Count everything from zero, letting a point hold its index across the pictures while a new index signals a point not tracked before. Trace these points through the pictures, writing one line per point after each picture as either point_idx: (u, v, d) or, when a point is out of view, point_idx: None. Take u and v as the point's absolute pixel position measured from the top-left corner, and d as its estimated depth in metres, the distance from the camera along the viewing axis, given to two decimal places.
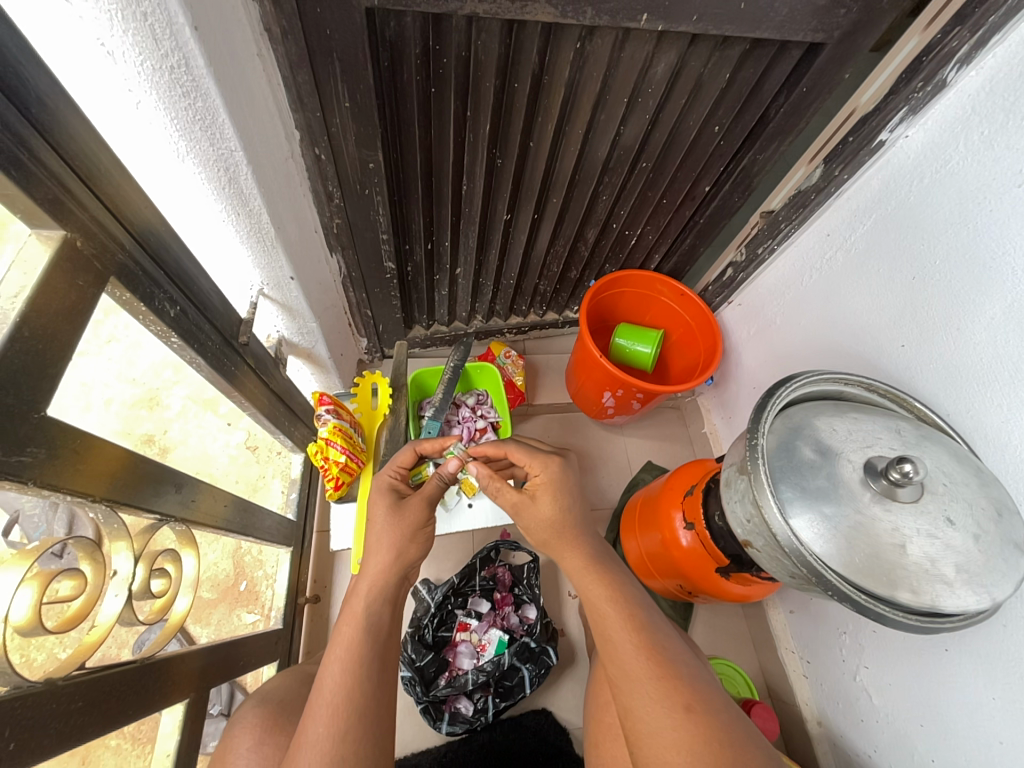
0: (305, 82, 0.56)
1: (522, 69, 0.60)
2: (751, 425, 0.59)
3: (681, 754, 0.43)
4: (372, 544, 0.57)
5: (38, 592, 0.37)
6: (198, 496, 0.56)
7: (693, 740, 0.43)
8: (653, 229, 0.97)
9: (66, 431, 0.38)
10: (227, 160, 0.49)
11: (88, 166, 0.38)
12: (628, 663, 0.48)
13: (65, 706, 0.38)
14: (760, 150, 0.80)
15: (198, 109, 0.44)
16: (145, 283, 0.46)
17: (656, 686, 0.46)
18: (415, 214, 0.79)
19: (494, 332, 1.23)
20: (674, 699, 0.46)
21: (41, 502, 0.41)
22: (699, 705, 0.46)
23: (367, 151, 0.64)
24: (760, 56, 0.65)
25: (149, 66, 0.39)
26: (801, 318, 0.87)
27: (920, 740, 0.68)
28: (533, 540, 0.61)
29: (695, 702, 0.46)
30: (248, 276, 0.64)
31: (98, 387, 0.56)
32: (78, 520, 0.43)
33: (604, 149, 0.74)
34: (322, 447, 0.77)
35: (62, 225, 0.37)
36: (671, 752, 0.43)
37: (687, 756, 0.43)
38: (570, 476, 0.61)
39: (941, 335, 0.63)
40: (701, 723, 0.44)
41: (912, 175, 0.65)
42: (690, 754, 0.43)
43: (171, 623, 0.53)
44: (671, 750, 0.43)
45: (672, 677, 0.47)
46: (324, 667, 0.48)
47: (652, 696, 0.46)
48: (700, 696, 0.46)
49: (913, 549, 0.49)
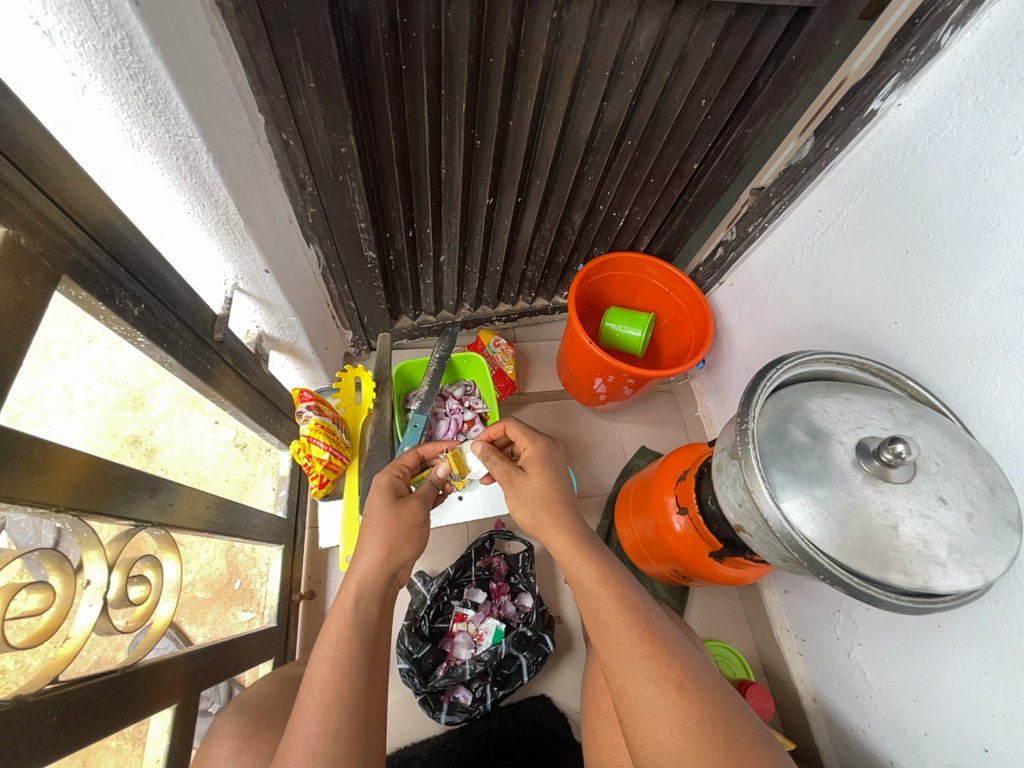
0: (266, 62, 0.52)
1: (497, 43, 0.57)
2: (741, 409, 0.58)
3: (676, 732, 0.43)
4: (365, 538, 0.57)
5: (3, 607, 0.36)
6: (177, 500, 0.55)
7: (685, 716, 0.43)
8: (641, 210, 0.94)
9: (22, 440, 0.36)
10: (186, 148, 0.47)
11: (29, 156, 0.36)
12: (622, 644, 0.48)
13: (37, 723, 0.37)
14: (749, 124, 0.78)
15: (149, 93, 0.41)
16: (103, 281, 0.44)
17: (649, 665, 0.46)
18: (394, 200, 0.77)
19: (483, 320, 1.21)
20: (667, 677, 0.45)
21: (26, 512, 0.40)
22: (690, 681, 0.45)
23: (338, 135, 0.61)
24: (746, 23, 0.62)
25: (90, 46, 0.36)
26: (794, 298, 0.85)
27: (914, 715, 0.69)
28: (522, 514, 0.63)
29: (686, 679, 0.45)
30: (220, 270, 0.62)
31: (80, 389, 0.55)
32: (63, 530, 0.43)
33: (587, 127, 0.71)
34: (306, 445, 0.75)
35: (3, 221, 0.34)
36: (665, 730, 0.43)
37: (680, 734, 0.42)
38: (555, 456, 0.67)
39: (934, 312, 0.62)
40: (693, 700, 0.44)
41: (904, 146, 0.63)
42: (683, 731, 0.43)
43: (155, 629, 0.52)
44: (665, 728, 0.43)
45: (664, 656, 0.47)
46: (311, 668, 0.46)
47: (647, 675, 0.46)
48: (691, 673, 0.46)
49: (906, 531, 0.49)
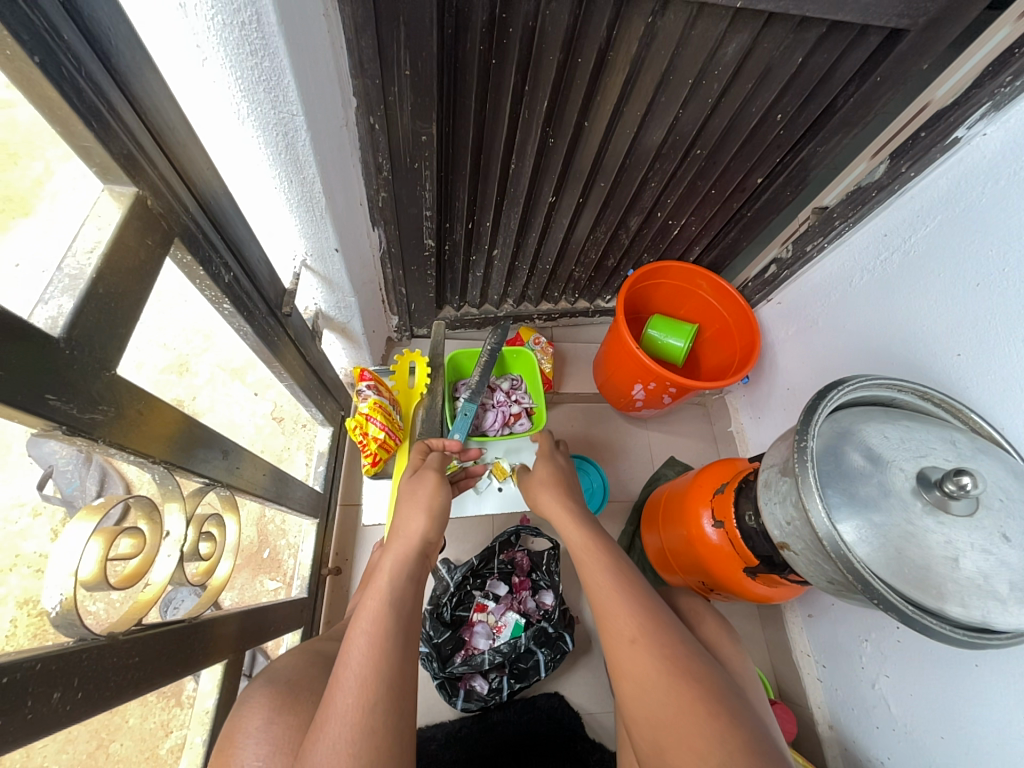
0: (368, 47, 0.54)
1: (588, 43, 0.58)
2: (799, 427, 0.57)
3: (630, 673, 0.50)
4: (401, 522, 0.62)
5: (104, 548, 0.36)
6: (242, 463, 0.56)
7: (639, 663, 0.50)
8: (697, 220, 0.94)
9: (134, 391, 0.37)
10: (287, 125, 0.48)
11: (159, 124, 0.38)
12: (599, 603, 0.57)
13: (124, 661, 0.38)
14: (822, 142, 0.77)
15: (265, 69, 0.43)
16: (205, 247, 0.46)
17: (613, 621, 0.54)
18: (460, 192, 0.78)
19: (524, 317, 1.22)
20: (624, 631, 0.53)
21: (73, 461, 0.45)
22: (644, 637, 0.52)
23: (421, 123, 0.62)
24: (837, 40, 0.61)
25: (220, 21, 0.38)
26: (848, 321, 0.85)
27: (939, 751, 0.68)
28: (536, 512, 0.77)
29: (642, 634, 0.52)
30: (293, 245, 0.64)
31: (131, 349, 0.64)
32: (107, 474, 0.48)
33: (660, 133, 0.72)
34: (362, 423, 0.77)
35: (135, 181, 0.36)
36: (626, 677, 0.50)
37: (633, 676, 0.50)
38: (561, 462, 0.83)
39: (1003, 346, 0.61)
40: (644, 652, 0.51)
41: (986, 176, 0.63)
42: (636, 674, 0.50)
43: (211, 589, 0.53)
44: (626, 675, 0.51)
45: (626, 614, 0.54)
46: (348, 643, 0.49)
47: (611, 627, 0.54)
48: (648, 630, 0.52)
49: (966, 563, 0.48)
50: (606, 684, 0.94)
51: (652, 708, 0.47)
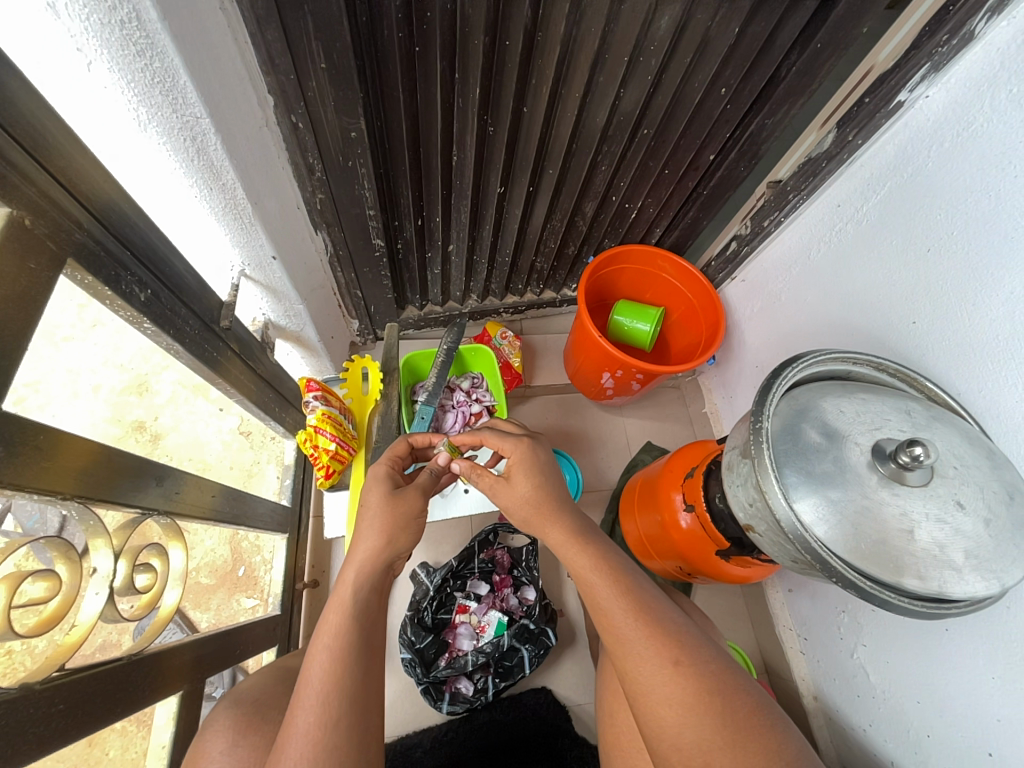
0: (276, 40, 0.51)
1: (514, 25, 0.56)
2: (755, 408, 0.57)
3: (674, 706, 0.44)
4: (361, 531, 0.55)
5: (9, 594, 0.36)
6: (183, 488, 0.55)
7: (685, 691, 0.44)
8: (654, 201, 0.92)
9: (27, 427, 0.35)
10: (193, 129, 0.46)
11: (33, 135, 0.35)
12: (620, 628, 0.49)
13: (45, 710, 0.38)
14: (769, 114, 0.75)
15: (156, 71, 0.40)
16: (110, 265, 0.43)
17: (646, 645, 0.47)
18: (404, 187, 0.75)
19: (490, 311, 1.20)
20: (664, 654, 0.46)
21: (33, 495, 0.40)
22: (686, 657, 0.46)
23: (348, 119, 0.60)
24: (772, 9, 0.60)
25: (96, 20, 0.35)
26: (809, 295, 0.84)
27: (916, 716, 0.69)
28: (518, 522, 0.62)
29: (683, 656, 0.46)
30: (227, 256, 0.61)
31: (85, 373, 0.57)
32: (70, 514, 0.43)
33: (603, 114, 0.69)
34: (312, 435, 0.75)
35: (7, 201, 0.34)
36: (665, 706, 0.44)
37: (678, 709, 0.43)
38: (541, 454, 0.63)
39: (955, 311, 0.60)
40: (690, 675, 0.45)
41: (931, 139, 0.61)
42: (682, 706, 0.44)
43: (161, 615, 0.54)
44: (665, 704, 0.44)
45: (661, 635, 0.47)
46: (310, 656, 0.46)
47: (643, 654, 0.46)
48: (688, 649, 0.47)
49: (922, 535, 0.48)
50: (594, 674, 0.94)
51: (703, 743, 0.42)
